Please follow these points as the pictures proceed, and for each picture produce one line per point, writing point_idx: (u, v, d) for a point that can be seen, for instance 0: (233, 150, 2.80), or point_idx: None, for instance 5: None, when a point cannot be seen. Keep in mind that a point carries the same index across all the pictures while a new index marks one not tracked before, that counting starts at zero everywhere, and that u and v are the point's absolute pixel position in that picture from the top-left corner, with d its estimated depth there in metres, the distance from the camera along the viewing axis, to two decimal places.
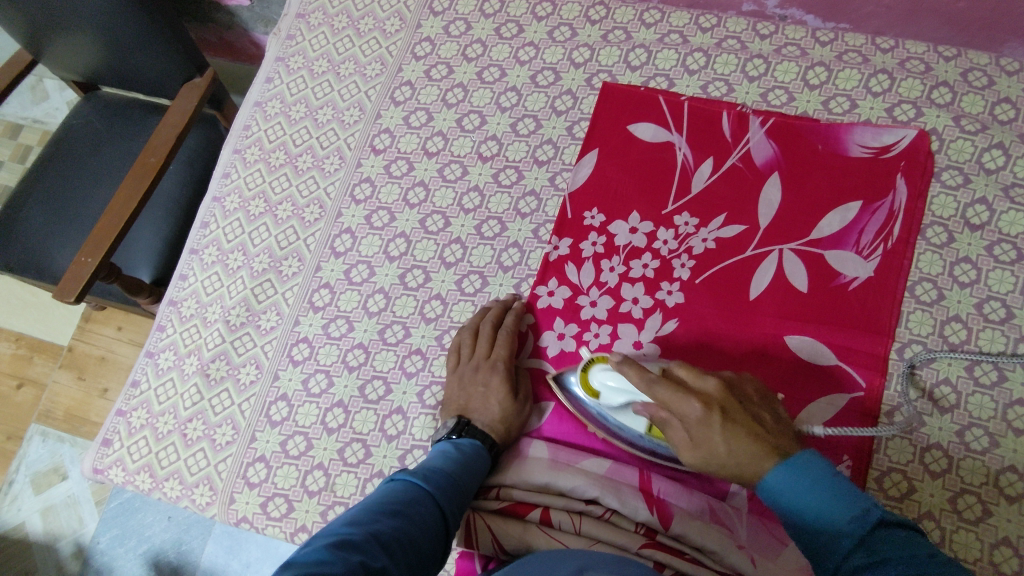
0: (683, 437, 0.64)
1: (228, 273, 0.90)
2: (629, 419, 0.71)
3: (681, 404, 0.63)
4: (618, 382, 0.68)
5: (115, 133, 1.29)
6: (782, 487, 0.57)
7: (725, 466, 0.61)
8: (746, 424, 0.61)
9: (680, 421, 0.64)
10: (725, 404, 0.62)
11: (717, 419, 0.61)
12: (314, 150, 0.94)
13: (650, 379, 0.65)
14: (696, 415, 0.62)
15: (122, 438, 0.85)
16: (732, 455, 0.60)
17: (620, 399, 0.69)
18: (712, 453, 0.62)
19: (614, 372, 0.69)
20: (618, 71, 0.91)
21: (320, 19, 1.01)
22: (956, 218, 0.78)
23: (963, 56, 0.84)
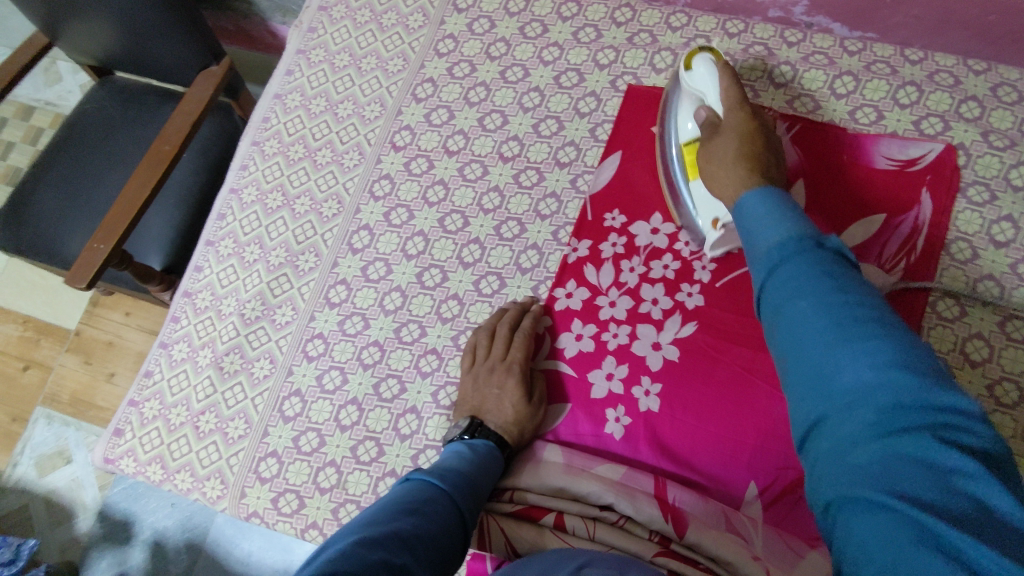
0: (709, 149, 0.72)
1: (244, 266, 0.89)
2: (686, 121, 0.78)
3: (734, 116, 0.72)
4: (709, 74, 0.76)
5: (130, 119, 1.28)
6: (751, 204, 0.59)
7: (723, 185, 0.68)
8: (755, 152, 0.68)
9: (718, 126, 0.73)
10: (755, 137, 0.70)
11: (739, 141, 0.69)
12: (333, 144, 0.93)
13: (731, 85, 0.73)
14: (728, 142, 0.70)
15: (134, 429, 0.85)
16: (730, 166, 0.68)
17: (694, 99, 0.78)
18: (719, 162, 0.69)
19: (712, 66, 0.76)
20: (643, 74, 0.90)
21: (342, 12, 1.00)
22: (980, 235, 0.78)
23: (993, 71, 0.83)
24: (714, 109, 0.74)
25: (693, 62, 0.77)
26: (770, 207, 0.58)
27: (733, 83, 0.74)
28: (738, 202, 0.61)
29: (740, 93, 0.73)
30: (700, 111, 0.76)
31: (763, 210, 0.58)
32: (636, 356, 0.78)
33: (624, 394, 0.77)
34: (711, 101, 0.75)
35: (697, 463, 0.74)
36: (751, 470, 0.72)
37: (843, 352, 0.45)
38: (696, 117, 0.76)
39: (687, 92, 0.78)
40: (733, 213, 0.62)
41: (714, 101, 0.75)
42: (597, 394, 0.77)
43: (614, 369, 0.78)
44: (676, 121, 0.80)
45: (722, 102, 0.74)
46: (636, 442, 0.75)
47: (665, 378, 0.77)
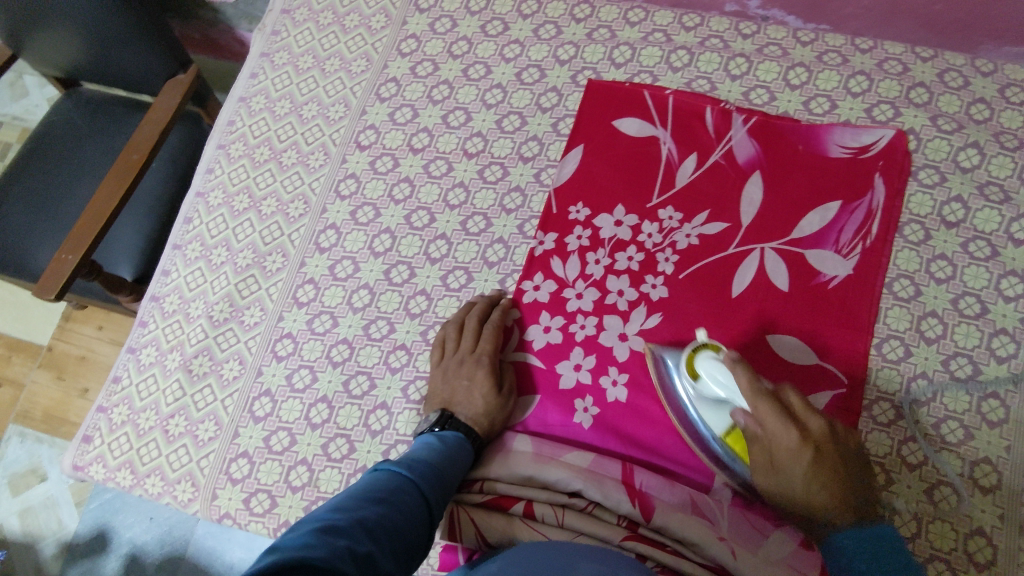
0: (770, 480, 0.67)
1: (212, 269, 0.89)
2: (711, 416, 0.71)
3: (785, 439, 0.65)
4: (725, 380, 0.68)
5: (96, 129, 1.28)
6: (848, 541, 0.64)
7: (787, 486, 0.66)
8: (833, 469, 0.65)
9: (772, 442, 0.67)
10: (819, 460, 0.65)
11: (806, 466, 0.65)
12: (298, 146, 0.94)
13: (759, 399, 0.66)
14: (790, 442, 0.65)
15: (103, 435, 0.84)
16: (806, 495, 0.66)
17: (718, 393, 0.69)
18: (787, 488, 0.67)
19: (724, 367, 0.68)
20: (603, 69, 0.91)
21: (305, 15, 1.01)
22: (932, 216, 0.80)
23: (940, 57, 0.86)
24: (745, 417, 0.68)
25: (698, 364, 0.70)
26: (869, 539, 0.63)
27: (760, 386, 0.66)
28: (829, 538, 0.65)
29: (773, 402, 0.66)
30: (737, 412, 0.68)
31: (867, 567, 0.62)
32: (603, 347, 0.79)
33: (592, 384, 0.78)
34: (736, 402, 0.68)
35: (664, 450, 0.75)
36: None
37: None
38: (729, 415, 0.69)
39: (702, 395, 0.71)
40: (829, 551, 0.65)
41: (741, 404, 0.68)
42: (565, 385, 0.78)
43: (582, 361, 0.79)
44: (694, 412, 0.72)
45: (756, 412, 0.66)
46: (604, 431, 0.76)
47: (632, 367, 0.78)
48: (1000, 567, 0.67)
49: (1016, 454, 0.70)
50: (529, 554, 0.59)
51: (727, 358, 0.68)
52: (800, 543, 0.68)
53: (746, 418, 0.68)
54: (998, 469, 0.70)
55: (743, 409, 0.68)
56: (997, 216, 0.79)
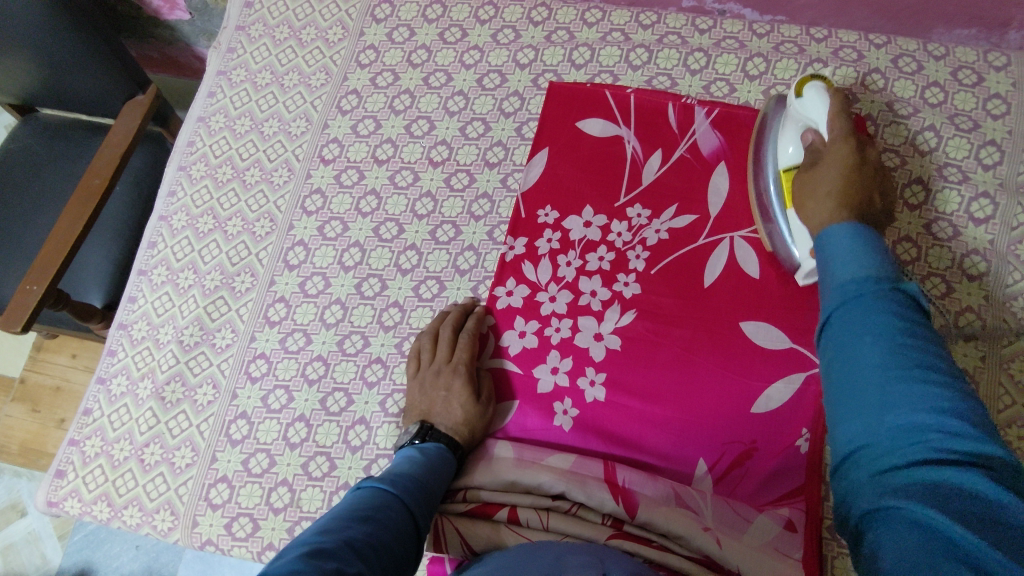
0: (808, 184, 0.68)
1: (179, 293, 0.88)
2: (787, 142, 0.74)
3: (842, 146, 0.68)
4: (820, 102, 0.72)
5: (56, 156, 1.25)
6: (839, 238, 0.57)
7: (816, 186, 0.66)
8: (854, 181, 0.65)
9: (832, 152, 0.68)
10: (857, 169, 0.66)
11: (838, 170, 0.66)
12: (261, 163, 0.93)
13: (840, 116, 0.70)
14: (847, 151, 0.67)
15: (77, 468, 0.82)
16: (834, 185, 0.64)
17: (811, 113, 0.73)
18: (818, 193, 0.65)
19: (825, 91, 0.73)
20: (564, 71, 0.92)
21: (260, 30, 1.00)
22: (895, 199, 0.81)
23: (893, 43, 0.87)
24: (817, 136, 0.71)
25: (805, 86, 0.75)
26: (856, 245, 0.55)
27: (844, 117, 0.70)
28: (825, 231, 0.59)
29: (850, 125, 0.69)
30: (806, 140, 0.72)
31: (848, 242, 0.56)
32: (579, 348, 0.79)
33: (570, 385, 0.78)
34: (819, 126, 0.71)
35: (646, 447, 0.75)
36: (698, 448, 0.74)
37: (873, 351, 0.48)
38: (799, 144, 0.73)
39: (793, 121, 0.75)
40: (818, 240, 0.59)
41: (822, 128, 0.71)
42: (544, 388, 0.78)
43: (559, 363, 0.78)
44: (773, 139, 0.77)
45: (830, 131, 0.70)
46: (585, 431, 0.76)
47: (610, 366, 0.78)
48: None
49: None
50: (522, 555, 0.58)
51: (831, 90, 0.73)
52: (784, 526, 0.69)
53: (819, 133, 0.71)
54: None
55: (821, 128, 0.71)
56: (956, 196, 0.80)
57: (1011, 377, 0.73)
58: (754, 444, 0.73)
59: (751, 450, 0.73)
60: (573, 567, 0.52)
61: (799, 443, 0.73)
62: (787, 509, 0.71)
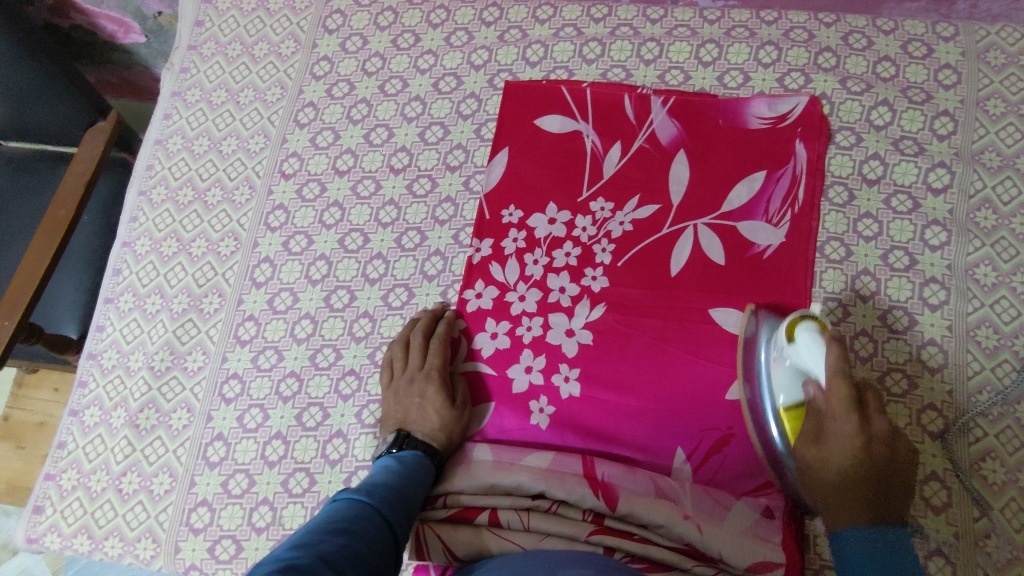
0: (812, 469, 0.67)
1: (148, 318, 0.87)
2: (781, 384, 0.69)
3: (849, 441, 0.65)
4: (817, 352, 0.65)
5: (14, 187, 1.23)
6: (852, 546, 0.61)
7: (822, 476, 0.66)
8: (869, 471, 0.64)
9: (835, 428, 0.65)
10: (868, 451, 0.64)
11: (846, 477, 0.64)
12: (222, 182, 0.92)
13: (837, 383, 0.64)
14: (851, 440, 0.64)
15: (55, 503, 0.81)
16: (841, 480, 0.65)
17: (806, 366, 0.67)
18: (823, 480, 0.66)
19: (820, 343, 0.65)
20: (519, 69, 0.92)
21: (213, 49, 0.99)
22: (853, 176, 0.82)
23: (842, 21, 0.88)
24: (818, 390, 0.66)
25: (797, 330, 0.67)
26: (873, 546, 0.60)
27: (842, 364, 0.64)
28: (838, 533, 0.63)
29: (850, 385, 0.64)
30: (809, 390, 0.67)
31: (862, 543, 0.61)
32: (551, 346, 0.79)
33: (545, 384, 0.78)
34: (816, 379, 0.66)
35: (623, 439, 0.75)
36: (675, 436, 0.74)
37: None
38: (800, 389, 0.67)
39: (784, 361, 0.69)
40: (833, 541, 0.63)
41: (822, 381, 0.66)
42: (519, 388, 0.78)
43: (532, 362, 0.78)
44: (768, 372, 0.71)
45: (831, 389, 0.65)
46: (562, 428, 0.76)
47: (583, 361, 0.78)
48: (955, 508, 0.69)
49: (958, 396, 0.72)
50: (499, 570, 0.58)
51: (827, 334, 0.66)
52: (762, 512, 0.70)
53: (819, 400, 0.66)
54: (943, 414, 0.72)
55: (819, 396, 0.66)
56: (913, 168, 0.81)
57: (978, 344, 0.74)
58: (730, 428, 0.73)
59: (728, 435, 0.73)
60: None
61: None
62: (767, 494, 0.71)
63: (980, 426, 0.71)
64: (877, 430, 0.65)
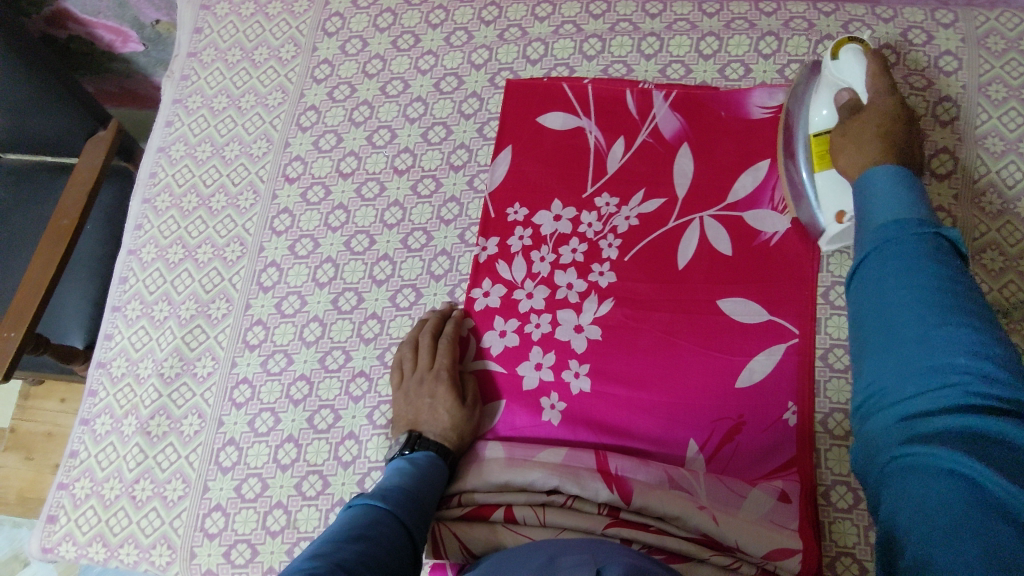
0: (846, 137, 0.70)
1: (156, 326, 0.87)
2: (820, 103, 0.76)
3: (884, 100, 0.71)
4: (858, 63, 0.74)
5: (16, 199, 1.22)
6: (882, 183, 0.58)
7: (850, 156, 0.69)
8: (895, 132, 0.68)
9: (873, 104, 0.71)
10: (900, 119, 0.69)
11: (879, 122, 0.69)
12: (226, 188, 0.92)
13: (881, 75, 0.72)
14: (887, 104, 0.70)
15: (68, 512, 0.82)
16: (873, 135, 0.68)
17: (848, 74, 0.75)
18: (856, 145, 0.68)
19: (861, 52, 0.74)
20: (520, 67, 0.92)
21: (212, 55, 0.99)
22: None
23: (841, 10, 0.88)
24: (857, 92, 0.73)
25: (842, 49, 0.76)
26: (902, 196, 0.57)
27: (890, 90, 0.72)
28: (866, 174, 0.60)
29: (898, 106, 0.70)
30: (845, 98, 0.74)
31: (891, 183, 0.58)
32: (561, 342, 0.79)
33: (556, 379, 0.78)
34: (855, 85, 0.74)
35: (636, 432, 0.75)
36: (687, 427, 0.74)
37: (899, 278, 0.51)
38: (835, 100, 0.74)
39: (829, 81, 0.76)
40: (861, 188, 0.60)
41: (860, 88, 0.73)
42: (530, 385, 0.78)
43: (542, 358, 0.79)
44: (807, 103, 0.78)
45: (869, 90, 0.73)
46: (575, 423, 0.76)
47: (593, 356, 0.78)
48: None
49: None
50: (513, 558, 0.58)
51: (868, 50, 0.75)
52: (778, 497, 0.69)
53: (853, 91, 0.73)
54: None
55: (855, 87, 0.74)
56: None
57: None
58: (742, 418, 0.74)
59: (740, 424, 0.73)
60: (571, 566, 0.51)
61: (787, 416, 0.73)
62: (781, 481, 0.71)
63: None
64: (909, 124, 0.71)
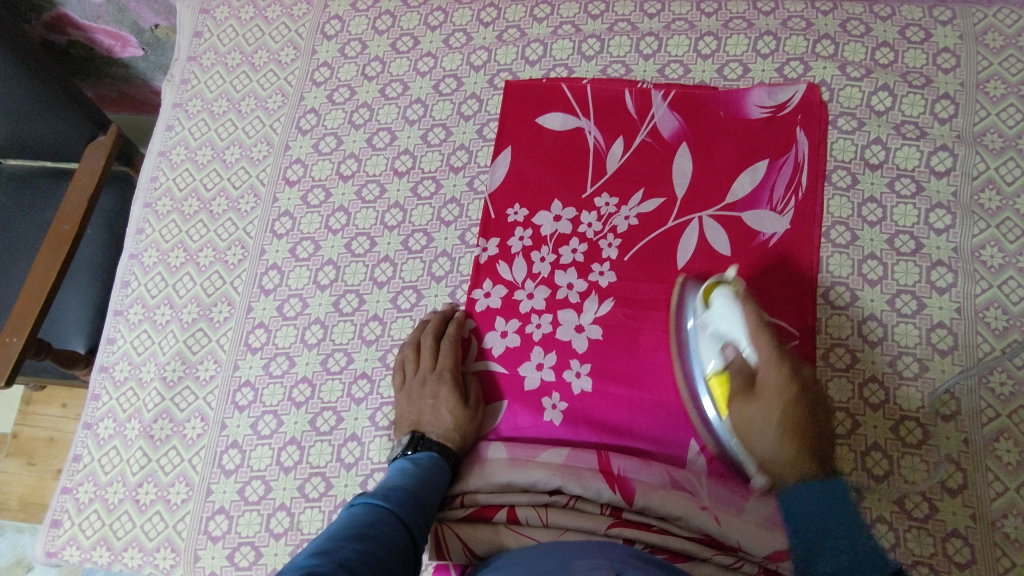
0: (748, 409, 0.70)
1: (158, 329, 0.87)
2: (707, 352, 0.73)
3: (777, 367, 0.69)
4: (732, 312, 0.70)
5: (18, 204, 1.23)
6: (802, 493, 0.66)
7: (761, 436, 0.69)
8: (799, 422, 0.69)
9: (763, 373, 0.70)
10: (801, 405, 0.69)
11: (782, 412, 0.69)
12: (227, 191, 0.92)
13: (762, 333, 0.69)
14: (784, 389, 0.69)
15: (72, 516, 0.82)
16: (773, 428, 0.69)
17: (724, 326, 0.71)
18: (761, 425, 0.69)
19: (734, 299, 0.71)
20: (519, 68, 0.92)
21: (212, 59, 1.00)
22: (856, 161, 0.82)
23: (839, 9, 0.88)
24: (744, 351, 0.71)
25: (714, 294, 0.73)
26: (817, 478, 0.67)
27: (763, 325, 0.70)
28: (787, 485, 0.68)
29: (772, 342, 0.69)
30: (731, 357, 0.71)
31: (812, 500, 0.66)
32: (562, 342, 0.79)
33: (557, 380, 0.78)
34: (739, 340, 0.71)
35: (637, 432, 0.75)
36: (688, 427, 0.74)
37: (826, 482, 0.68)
38: (723, 357, 0.71)
39: (705, 327, 0.73)
40: (783, 497, 0.68)
41: (744, 344, 0.71)
42: (531, 385, 0.78)
43: (543, 359, 0.79)
44: (694, 347, 0.74)
45: (755, 351, 0.70)
46: (576, 423, 0.76)
47: (594, 356, 0.78)
48: (972, 489, 0.69)
49: (969, 376, 0.73)
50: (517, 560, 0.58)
51: (740, 292, 0.71)
52: None
53: (741, 355, 0.71)
54: (956, 396, 0.72)
55: (741, 349, 0.71)
56: (916, 152, 0.81)
57: (988, 325, 0.74)
58: None
59: None
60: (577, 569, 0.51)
61: None
62: None
63: (993, 407, 0.71)
64: (799, 376, 0.70)
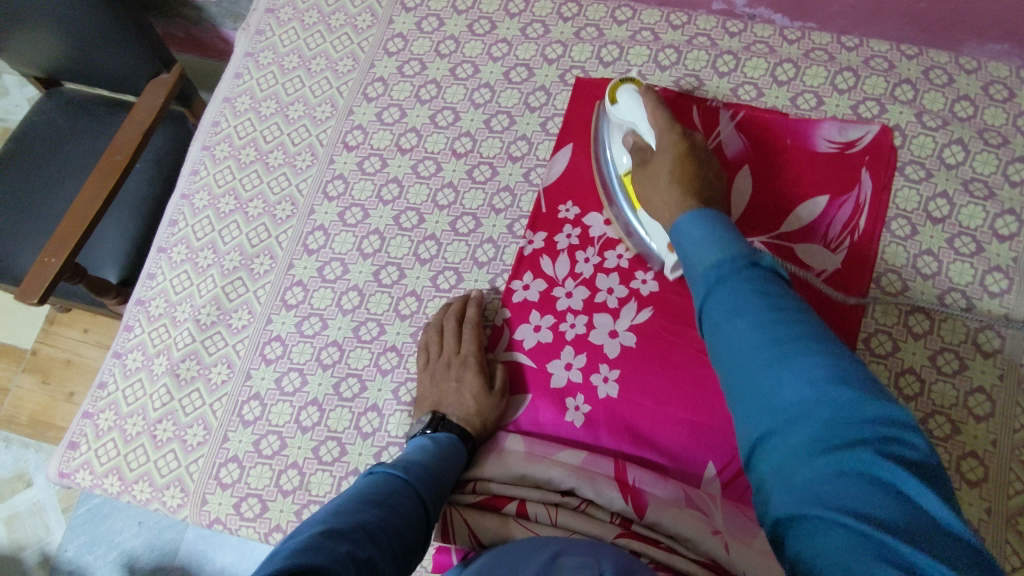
0: (644, 190, 0.72)
1: (198, 272, 0.88)
2: (621, 151, 0.78)
3: (663, 139, 0.72)
4: (635, 103, 0.76)
5: (78, 128, 1.24)
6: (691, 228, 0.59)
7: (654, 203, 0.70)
8: (691, 179, 0.68)
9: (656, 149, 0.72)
10: (687, 157, 0.70)
11: (667, 163, 0.70)
12: (285, 146, 0.93)
13: (658, 117, 0.73)
14: (665, 143, 0.71)
15: (90, 441, 0.83)
16: (664, 179, 0.69)
17: (629, 118, 0.76)
18: (653, 189, 0.70)
19: (635, 92, 0.76)
20: (592, 67, 0.92)
21: (289, 14, 1.00)
22: (918, 211, 0.81)
23: (924, 55, 0.87)
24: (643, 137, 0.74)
25: (617, 92, 0.78)
26: (704, 233, 0.57)
27: (658, 108, 0.74)
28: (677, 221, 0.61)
29: (667, 116, 0.73)
30: (635, 140, 0.76)
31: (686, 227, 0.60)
32: (594, 344, 0.78)
33: (583, 381, 0.77)
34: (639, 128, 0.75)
35: (657, 445, 0.75)
36: (709, 450, 0.74)
37: (790, 376, 0.44)
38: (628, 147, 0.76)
39: (618, 127, 0.79)
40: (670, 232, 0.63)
41: (642, 129, 0.75)
42: (557, 383, 0.78)
43: (573, 358, 0.78)
44: (611, 149, 0.80)
45: (653, 133, 0.73)
46: (596, 427, 0.76)
47: (623, 363, 0.77)
48: None
49: (1002, 447, 0.71)
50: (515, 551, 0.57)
51: (639, 90, 0.77)
52: None
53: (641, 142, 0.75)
54: (985, 463, 0.71)
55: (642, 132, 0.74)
56: (981, 212, 0.80)
57: None
58: None
59: None
60: (573, 567, 0.49)
61: None
62: None
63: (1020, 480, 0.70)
64: (689, 146, 0.71)
